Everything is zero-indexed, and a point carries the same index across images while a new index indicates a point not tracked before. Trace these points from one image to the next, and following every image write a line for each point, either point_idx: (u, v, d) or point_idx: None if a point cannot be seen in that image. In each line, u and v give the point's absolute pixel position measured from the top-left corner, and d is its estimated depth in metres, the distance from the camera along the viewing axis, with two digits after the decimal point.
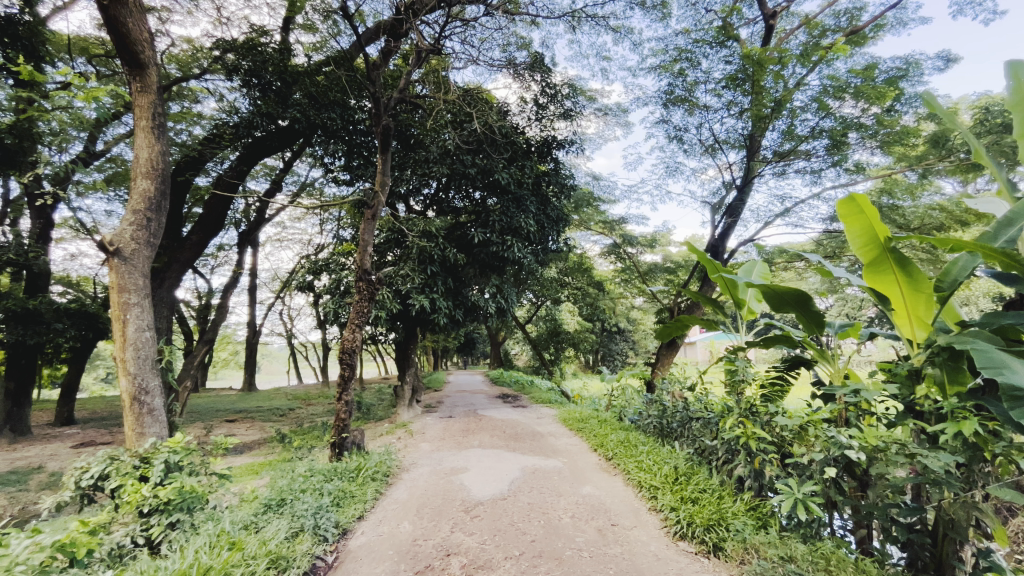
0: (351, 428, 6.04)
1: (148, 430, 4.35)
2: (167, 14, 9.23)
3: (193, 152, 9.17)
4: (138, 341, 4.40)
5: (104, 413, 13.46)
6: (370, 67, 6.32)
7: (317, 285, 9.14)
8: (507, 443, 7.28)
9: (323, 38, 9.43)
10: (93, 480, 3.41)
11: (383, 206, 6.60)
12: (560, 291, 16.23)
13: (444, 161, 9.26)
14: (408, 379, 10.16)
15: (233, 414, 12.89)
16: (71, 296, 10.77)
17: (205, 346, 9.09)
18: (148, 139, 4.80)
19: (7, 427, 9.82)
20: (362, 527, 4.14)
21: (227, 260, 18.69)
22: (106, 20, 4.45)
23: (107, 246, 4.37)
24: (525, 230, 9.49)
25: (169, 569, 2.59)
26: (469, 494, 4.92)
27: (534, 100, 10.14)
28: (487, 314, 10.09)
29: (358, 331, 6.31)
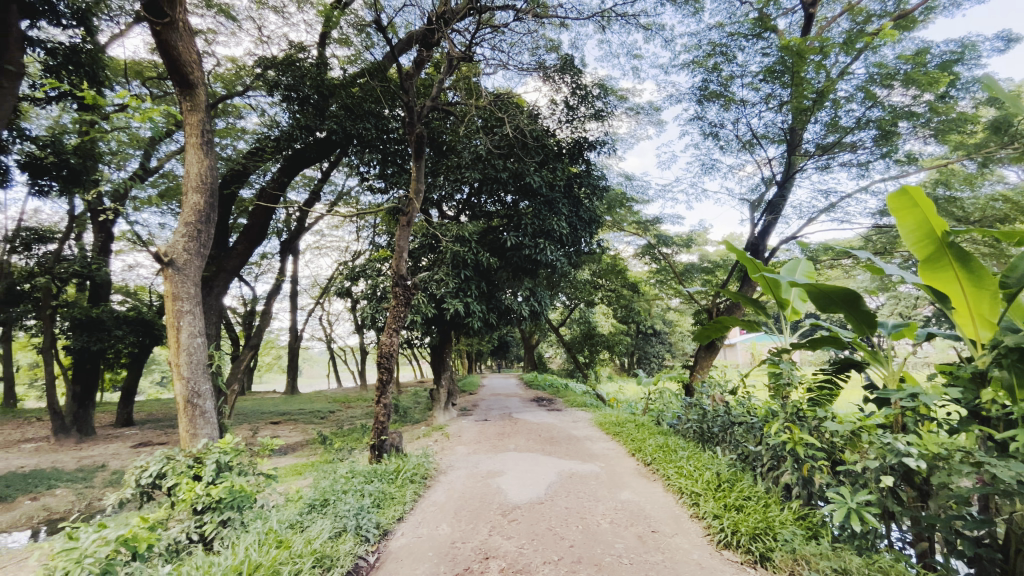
0: (390, 431, 6.15)
1: (200, 431, 4.56)
2: (213, 36, 9.74)
3: (237, 165, 9.59)
4: (190, 346, 4.63)
5: (159, 415, 14.22)
6: (403, 77, 6.44)
7: (355, 291, 9.38)
8: (543, 446, 7.26)
9: (357, 51, 9.70)
10: (151, 478, 3.61)
11: (418, 213, 6.72)
12: (593, 293, 16.09)
13: (476, 167, 9.38)
14: (444, 382, 10.29)
15: (278, 416, 13.37)
16: (130, 305, 11.46)
17: (251, 351, 9.47)
18: (198, 155, 5.05)
19: (74, 428, 10.50)
20: (402, 528, 4.22)
21: (270, 268, 19.47)
22: (158, 45, 4.74)
23: (162, 257, 4.62)
24: (558, 233, 9.46)
25: (222, 565, 2.71)
26: (507, 498, 4.93)
27: (565, 102, 10.10)
28: (521, 317, 10.11)
29: (395, 335, 6.44)
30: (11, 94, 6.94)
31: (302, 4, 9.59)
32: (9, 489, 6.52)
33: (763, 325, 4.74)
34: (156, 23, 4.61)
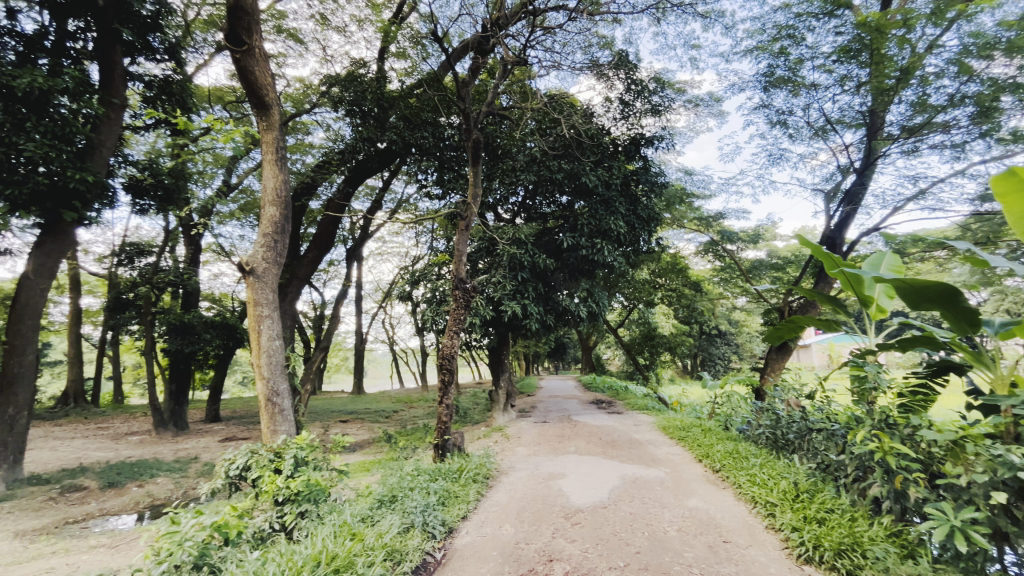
0: (452, 431, 6.28)
1: (280, 428, 4.88)
2: (283, 59, 10.48)
3: (307, 178, 10.20)
4: (270, 349, 4.98)
5: (243, 412, 15.41)
6: (459, 85, 6.59)
7: (416, 295, 9.70)
8: (604, 450, 7.14)
9: (414, 63, 10.05)
10: (238, 470, 3.92)
11: (476, 217, 6.84)
12: (652, 293, 15.62)
13: (531, 169, 9.43)
14: (502, 384, 10.40)
15: (346, 415, 14.08)
16: (216, 311, 12.52)
17: (322, 353, 10.06)
18: (274, 170, 5.43)
19: (171, 422, 11.60)
20: (466, 527, 4.29)
21: (337, 274, 20.56)
22: (238, 71, 5.14)
23: (245, 267, 5.02)
24: (615, 232, 9.28)
25: (303, 554, 2.88)
26: (569, 500, 4.89)
27: (619, 99, 9.93)
28: (578, 319, 10.02)
29: (455, 337, 6.57)
30: (113, 124, 7.84)
31: (363, 22, 10.08)
32: (120, 476, 7.32)
33: (844, 324, 4.39)
34: (236, 51, 5.01)
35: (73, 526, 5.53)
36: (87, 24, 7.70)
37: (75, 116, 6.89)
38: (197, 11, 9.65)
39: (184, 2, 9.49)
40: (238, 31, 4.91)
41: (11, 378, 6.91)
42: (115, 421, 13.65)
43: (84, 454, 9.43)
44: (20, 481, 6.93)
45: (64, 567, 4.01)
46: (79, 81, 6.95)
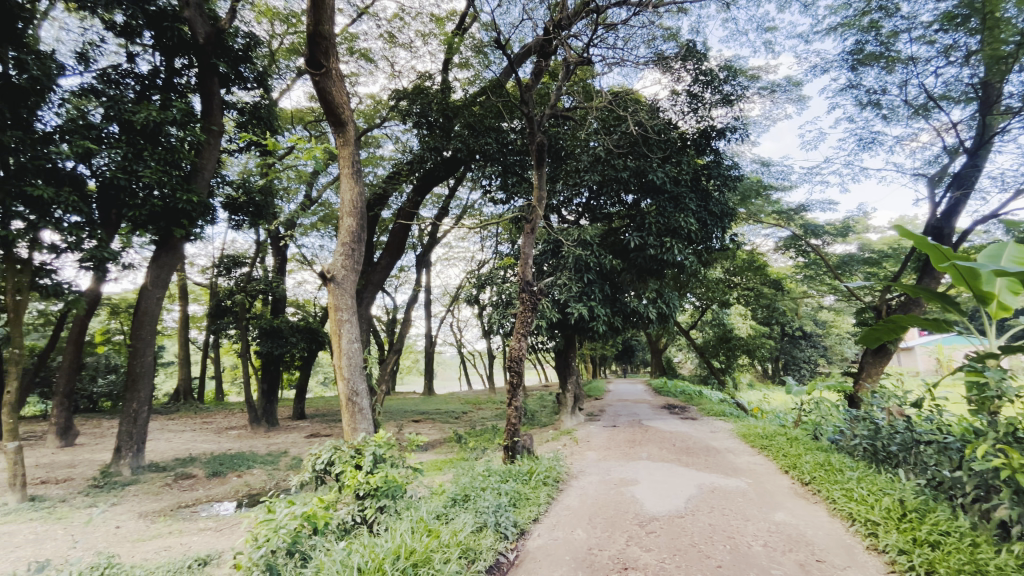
0: (522, 433, 6.31)
1: (360, 426, 5.16)
2: (356, 79, 11.16)
3: (380, 189, 10.74)
4: (349, 351, 5.30)
5: (325, 410, 16.48)
6: (523, 89, 6.64)
7: (482, 298, 9.88)
8: (678, 457, 6.86)
9: (477, 72, 10.29)
10: (323, 465, 4.19)
11: (541, 219, 6.84)
12: (727, 293, 14.81)
13: (596, 169, 9.30)
14: (570, 387, 10.30)
15: (419, 415, 14.62)
16: (300, 316, 13.51)
17: (395, 355, 10.49)
18: (350, 183, 5.76)
19: (263, 419, 12.62)
20: (538, 530, 4.29)
21: (407, 280, 21.45)
22: (318, 92, 5.52)
23: (327, 275, 5.38)
24: (686, 230, 8.92)
25: (384, 546, 3.00)
26: (643, 508, 4.74)
27: (687, 91, 9.56)
28: (647, 321, 9.71)
29: (523, 340, 6.60)
30: (213, 148, 8.71)
31: (427, 36, 10.50)
32: (223, 466, 8.10)
33: (956, 325, 3.87)
34: (316, 74, 5.38)
35: (185, 509, 6.19)
36: (190, 61, 8.64)
37: (182, 144, 7.76)
38: (280, 40, 10.53)
39: (270, 34, 10.39)
40: (317, 55, 5.28)
41: (135, 376, 7.87)
42: (217, 416, 15.11)
43: (192, 446, 10.51)
44: (142, 468, 7.86)
45: (178, 546, 4.50)
46: (185, 112, 7.83)
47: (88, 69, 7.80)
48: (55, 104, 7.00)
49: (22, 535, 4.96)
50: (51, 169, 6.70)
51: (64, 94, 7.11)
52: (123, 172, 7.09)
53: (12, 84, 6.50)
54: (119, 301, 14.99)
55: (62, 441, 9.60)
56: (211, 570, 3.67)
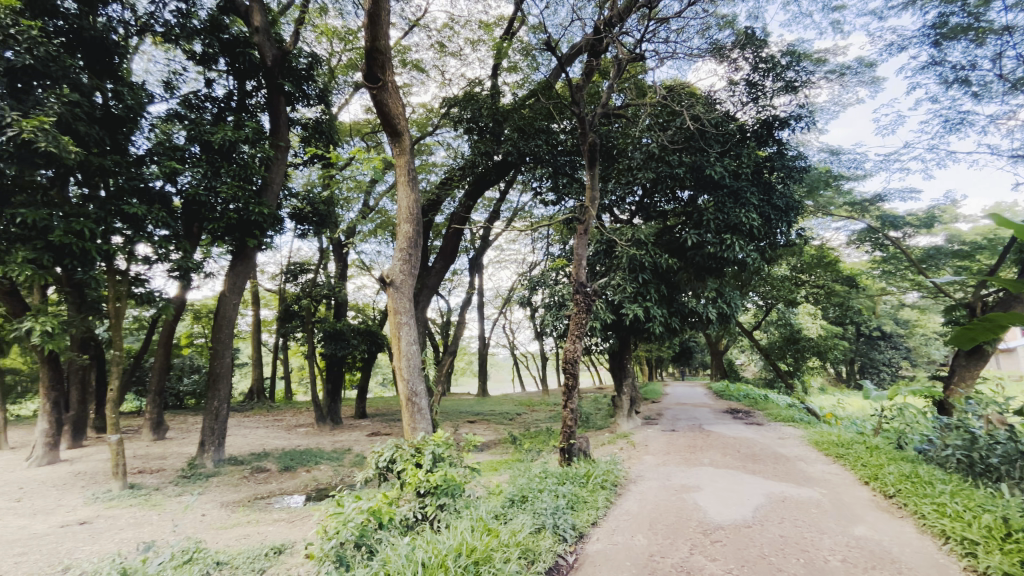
0: (578, 435, 6.25)
1: (419, 426, 5.30)
2: (409, 89, 11.57)
3: (433, 195, 11.00)
4: (409, 353, 5.48)
5: (385, 410, 17.11)
6: (574, 89, 6.59)
7: (535, 299, 9.89)
8: (743, 463, 6.54)
9: (525, 75, 10.35)
10: (386, 462, 4.35)
11: (594, 219, 6.75)
12: (795, 291, 13.97)
13: (649, 166, 9.06)
14: (626, 390, 10.07)
15: (473, 415, 14.83)
16: (361, 320, 14.11)
17: (450, 356, 10.68)
18: (407, 191, 5.96)
19: (328, 417, 13.26)
20: (597, 533, 4.24)
21: (461, 283, 21.86)
22: (375, 105, 5.76)
23: (386, 280, 5.59)
24: (747, 226, 8.49)
25: (447, 543, 3.07)
26: (707, 515, 4.56)
27: (745, 80, 9.14)
28: (706, 322, 9.34)
29: (578, 341, 6.53)
30: (280, 163, 9.30)
31: (477, 43, 10.67)
32: (294, 462, 8.60)
33: None
34: (373, 87, 5.62)
35: (261, 501, 6.64)
36: (260, 83, 9.29)
37: (253, 160, 8.35)
38: (339, 57, 11.10)
39: (329, 52, 10.97)
40: (374, 70, 5.50)
41: (215, 376, 8.52)
42: (287, 414, 16.06)
43: (266, 442, 11.24)
44: (223, 461, 8.51)
45: (256, 534, 4.83)
46: (256, 131, 8.44)
47: (173, 97, 8.57)
48: (146, 130, 7.74)
49: (124, 518, 5.51)
50: (143, 188, 7.38)
51: (153, 120, 7.83)
52: (203, 188, 7.73)
53: (111, 114, 7.26)
54: (200, 307, 16.29)
55: (154, 435, 10.58)
56: (286, 559, 3.91)
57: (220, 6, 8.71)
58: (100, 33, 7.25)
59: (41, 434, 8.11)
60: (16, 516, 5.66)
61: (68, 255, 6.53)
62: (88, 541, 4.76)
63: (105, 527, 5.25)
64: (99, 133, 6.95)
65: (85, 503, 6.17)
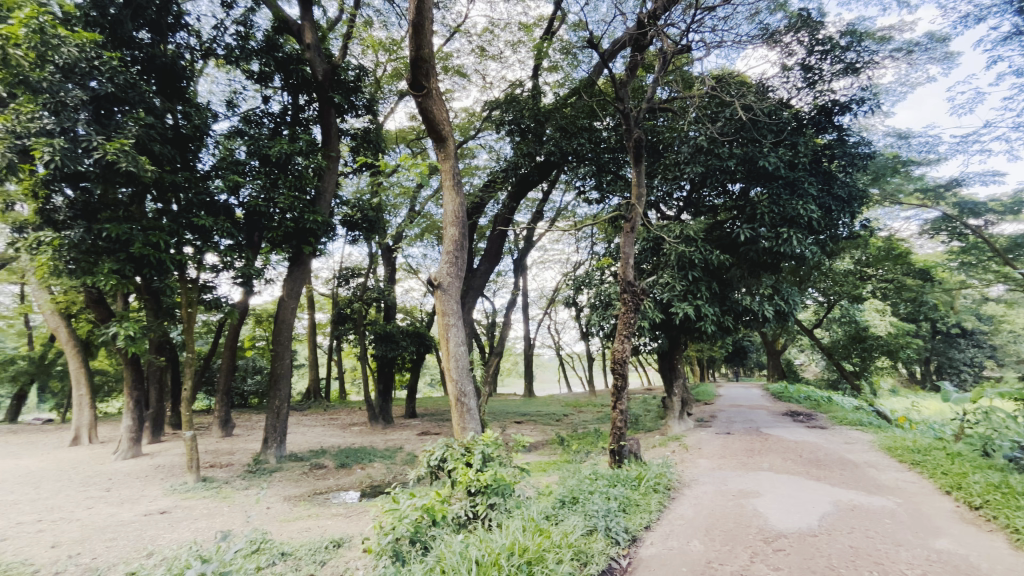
0: (628, 437, 6.14)
1: (468, 426, 5.37)
2: (451, 95, 11.81)
3: (477, 198, 11.14)
4: (456, 354, 5.57)
5: (434, 410, 17.47)
6: (617, 85, 6.49)
7: (580, 299, 9.80)
8: (807, 469, 6.19)
9: (566, 74, 10.31)
10: (437, 460, 4.43)
11: (641, 216, 6.60)
12: (860, 286, 13.12)
13: (697, 160, 8.77)
14: (677, 391, 9.79)
15: (520, 416, 14.87)
16: (409, 322, 14.48)
17: (496, 357, 10.75)
18: (453, 195, 6.06)
19: (379, 417, 13.68)
20: (651, 537, 4.14)
21: (505, 284, 22.03)
22: (420, 111, 5.91)
23: (434, 282, 5.71)
24: (806, 218, 8.04)
25: (499, 542, 3.10)
26: (768, 523, 4.36)
27: (800, 64, 8.68)
28: (762, 320, 8.93)
29: (626, 341, 6.40)
30: (332, 172, 9.72)
31: (517, 45, 10.73)
32: (350, 459, 8.96)
33: None
34: (418, 95, 5.76)
35: (320, 496, 6.96)
36: (312, 97, 9.74)
37: (307, 170, 8.77)
38: (384, 68, 11.48)
39: (374, 63, 11.36)
40: (419, 78, 5.63)
41: (277, 377, 8.99)
42: (342, 413, 16.71)
43: (323, 439, 11.76)
44: (285, 457, 8.97)
45: (317, 528, 5.07)
46: (309, 143, 8.86)
47: (234, 115, 9.14)
48: (211, 147, 8.30)
49: (199, 509, 5.93)
50: (210, 202, 7.92)
51: (217, 137, 8.38)
52: (263, 200, 8.19)
53: (181, 133, 7.82)
54: (261, 311, 17.27)
55: (223, 431, 11.30)
56: (345, 552, 4.08)
57: (275, 27, 9.21)
58: (171, 59, 7.84)
59: (126, 429, 8.87)
60: (107, 505, 6.22)
61: (146, 266, 7.11)
62: (168, 529, 5.15)
63: (183, 516, 5.67)
64: (171, 152, 7.52)
65: (165, 494, 6.68)
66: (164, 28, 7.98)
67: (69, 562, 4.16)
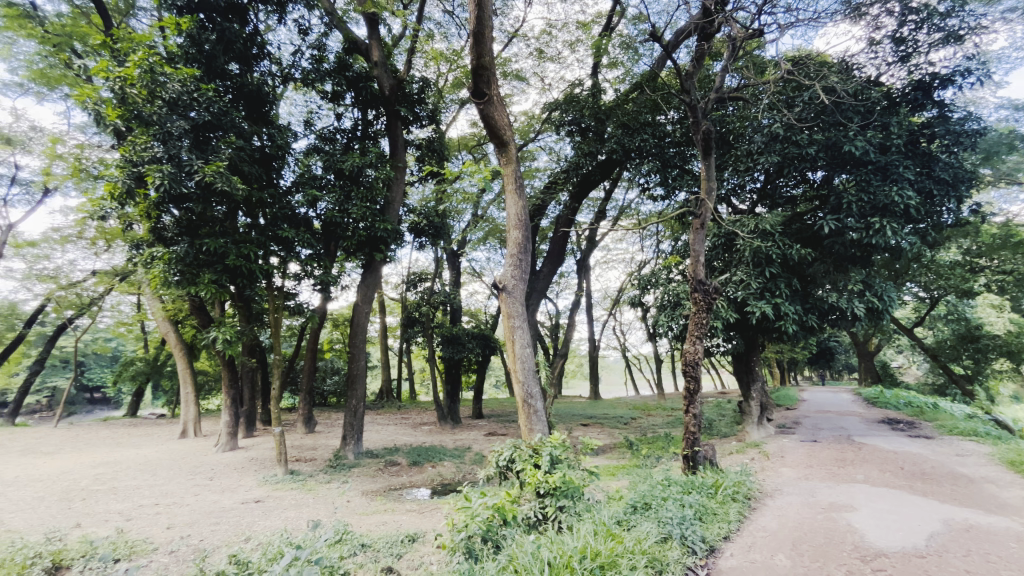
0: (702, 442, 5.87)
1: (535, 427, 5.42)
2: (510, 99, 11.96)
3: (538, 200, 11.17)
4: (522, 355, 5.61)
5: (500, 411, 17.66)
6: (682, 77, 6.24)
7: (646, 299, 9.53)
8: (910, 483, 5.59)
9: (626, 69, 10.09)
10: (505, 461, 4.49)
11: (712, 211, 6.29)
12: (970, 279, 11.66)
13: (773, 149, 8.23)
14: (755, 395, 9.22)
15: (587, 418, 14.68)
16: (474, 325, 14.78)
17: (561, 359, 10.69)
18: (515, 198, 6.13)
19: (448, 417, 14.05)
20: (731, 549, 3.93)
21: (569, 285, 21.89)
22: (482, 118, 6.02)
23: (499, 285, 5.80)
24: (902, 206, 7.29)
25: (571, 545, 3.08)
26: (865, 539, 3.99)
27: (890, 37, 7.90)
28: (852, 318, 8.19)
29: (698, 342, 6.13)
30: (400, 182, 10.16)
31: (574, 44, 10.68)
32: (421, 457, 9.29)
33: None
34: (480, 102, 5.88)
35: (394, 491, 7.28)
36: (380, 111, 10.25)
37: (377, 182, 9.26)
38: (445, 78, 11.86)
39: (437, 74, 11.77)
40: (480, 85, 5.76)
41: (353, 377, 9.52)
42: (412, 413, 17.38)
43: (395, 438, 12.30)
44: (362, 453, 9.47)
45: (393, 522, 5.31)
46: (379, 155, 9.34)
47: (311, 133, 9.83)
48: (292, 164, 8.98)
49: (288, 500, 6.41)
50: (292, 215, 8.58)
51: (297, 156, 9.03)
52: (337, 211, 8.76)
53: (266, 153, 8.54)
54: (338, 316, 18.41)
55: (306, 428, 12.12)
56: (419, 547, 4.24)
57: (346, 48, 9.77)
58: (256, 87, 8.58)
59: (225, 424, 9.79)
60: (211, 492, 6.90)
61: (239, 275, 7.81)
62: (262, 517, 5.62)
63: (274, 505, 6.16)
64: (258, 171, 8.23)
65: (258, 485, 7.30)
66: (250, 59, 8.77)
67: (182, 541, 4.67)
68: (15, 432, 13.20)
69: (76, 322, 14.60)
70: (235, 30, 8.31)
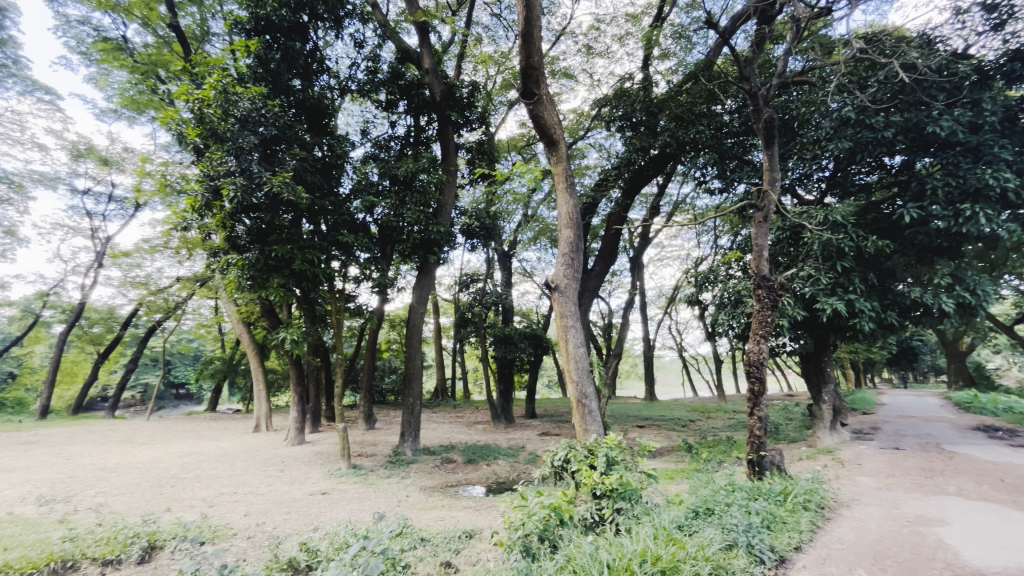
0: (768, 447, 5.57)
1: (590, 427, 5.35)
2: (559, 98, 11.89)
3: (589, 198, 11.05)
4: (575, 355, 5.55)
5: (553, 411, 17.58)
6: (741, 63, 5.94)
7: (704, 297, 9.17)
8: (1013, 496, 5.03)
9: (679, 59, 9.76)
10: (561, 461, 4.47)
11: (776, 202, 5.93)
12: None
13: (843, 134, 7.67)
14: (827, 398, 8.63)
15: (642, 420, 14.32)
16: (526, 325, 14.83)
17: (614, 359, 10.52)
18: (566, 197, 6.08)
19: (501, 416, 14.16)
20: (803, 560, 3.71)
21: (622, 284, 21.51)
22: (531, 119, 6.03)
23: (552, 285, 5.78)
24: (998, 190, 6.57)
25: (631, 548, 3.03)
26: (960, 558, 3.63)
27: (980, 4, 7.14)
28: (940, 314, 7.48)
29: (763, 342, 5.81)
30: (451, 185, 10.38)
31: (624, 37, 10.47)
32: (476, 455, 9.44)
33: None
34: (529, 103, 5.89)
35: (451, 488, 7.44)
36: (432, 117, 10.52)
37: (429, 186, 9.50)
38: (494, 80, 11.98)
39: (486, 77, 11.92)
40: (529, 85, 5.78)
41: (410, 376, 9.84)
42: (466, 411, 17.68)
43: (451, 435, 12.56)
44: (419, 450, 9.75)
45: (451, 518, 5.43)
46: (431, 160, 9.58)
47: (367, 141, 10.26)
48: (350, 172, 9.42)
49: (352, 493, 6.72)
50: (351, 221, 8.97)
51: (355, 164, 9.44)
52: (393, 216, 9.10)
53: (327, 163, 9.02)
54: (395, 317, 19.08)
55: (367, 424, 12.65)
56: (476, 543, 4.30)
57: (398, 57, 10.10)
58: (317, 100, 9.06)
59: (294, 420, 10.41)
60: (282, 483, 7.36)
61: (304, 279, 8.42)
62: (328, 508, 5.93)
63: (339, 498, 6.48)
64: (320, 180, 8.67)
65: (324, 478, 7.70)
66: (311, 74, 9.29)
67: (258, 527, 5.01)
68: (116, 423, 14.70)
69: (164, 324, 16.02)
70: (298, 47, 8.81)
